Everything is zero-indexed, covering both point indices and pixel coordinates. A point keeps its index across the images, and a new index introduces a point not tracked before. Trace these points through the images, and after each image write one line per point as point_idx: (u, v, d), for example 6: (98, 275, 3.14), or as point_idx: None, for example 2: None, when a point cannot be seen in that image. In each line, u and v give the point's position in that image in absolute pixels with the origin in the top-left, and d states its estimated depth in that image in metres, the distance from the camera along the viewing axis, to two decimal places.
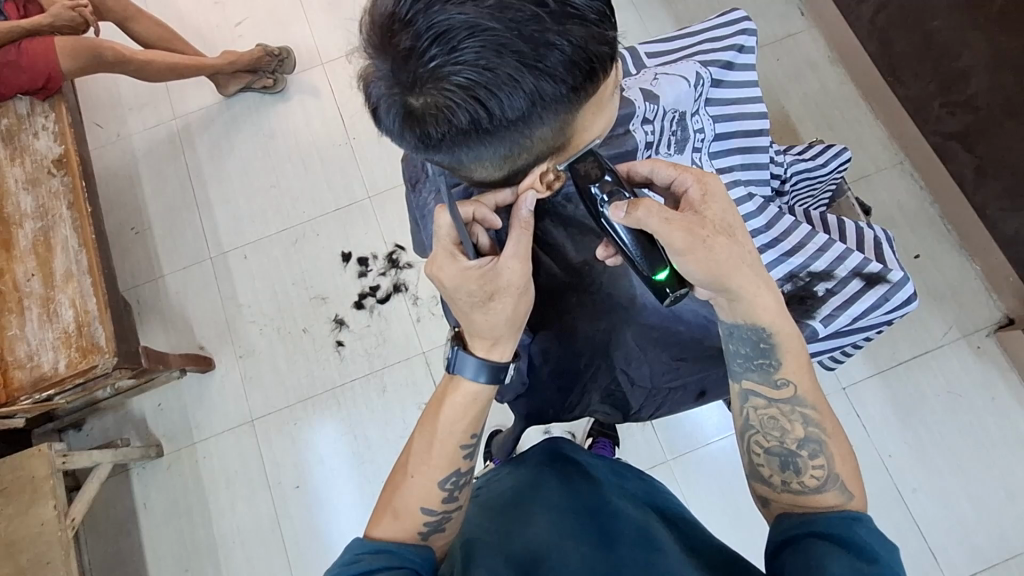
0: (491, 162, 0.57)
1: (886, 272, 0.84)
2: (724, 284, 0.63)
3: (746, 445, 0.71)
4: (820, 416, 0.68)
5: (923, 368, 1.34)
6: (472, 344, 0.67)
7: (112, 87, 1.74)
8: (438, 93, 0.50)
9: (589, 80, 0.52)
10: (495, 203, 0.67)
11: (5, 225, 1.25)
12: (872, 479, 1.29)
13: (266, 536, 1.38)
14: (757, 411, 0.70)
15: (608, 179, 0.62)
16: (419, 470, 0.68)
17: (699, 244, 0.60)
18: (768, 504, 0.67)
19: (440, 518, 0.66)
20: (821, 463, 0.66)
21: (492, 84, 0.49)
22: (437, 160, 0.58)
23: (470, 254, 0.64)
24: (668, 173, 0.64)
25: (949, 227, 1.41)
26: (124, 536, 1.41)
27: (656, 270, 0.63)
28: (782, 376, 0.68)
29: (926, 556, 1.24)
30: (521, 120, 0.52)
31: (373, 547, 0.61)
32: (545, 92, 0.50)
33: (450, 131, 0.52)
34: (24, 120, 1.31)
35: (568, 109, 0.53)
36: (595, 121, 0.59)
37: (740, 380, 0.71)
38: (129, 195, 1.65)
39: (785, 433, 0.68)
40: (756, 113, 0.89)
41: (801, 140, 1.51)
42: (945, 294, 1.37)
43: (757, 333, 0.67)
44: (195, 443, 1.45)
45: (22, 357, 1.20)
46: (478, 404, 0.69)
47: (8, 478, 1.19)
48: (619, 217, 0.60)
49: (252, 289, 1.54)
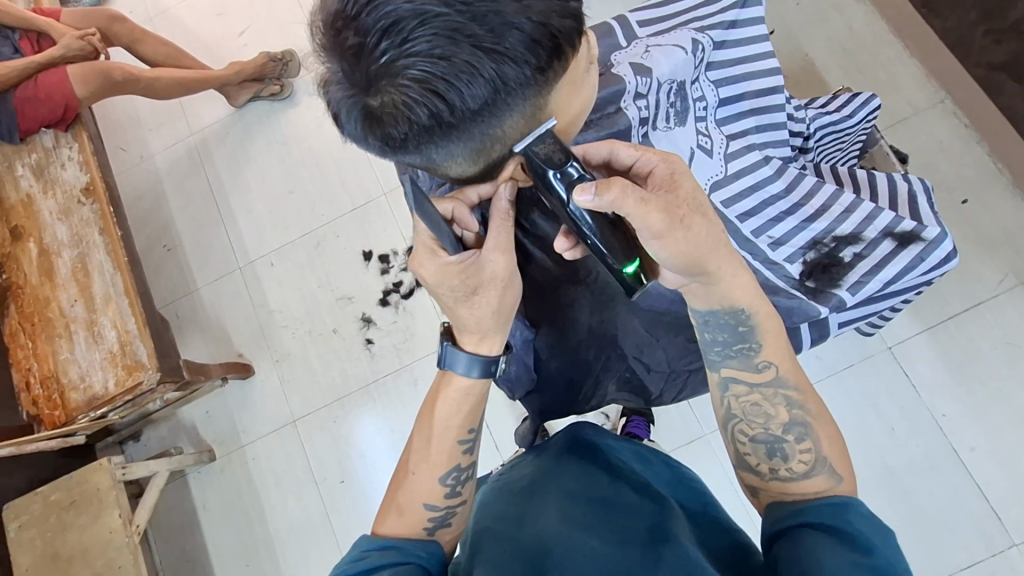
0: (463, 158, 0.55)
1: (920, 229, 0.79)
2: (702, 268, 0.61)
3: (731, 435, 0.69)
4: (804, 397, 0.66)
5: (976, 321, 1.25)
6: (462, 339, 0.68)
7: (132, 109, 1.79)
8: (394, 89, 0.48)
9: (556, 59, 0.49)
10: (476, 198, 0.64)
11: (45, 255, 1.31)
12: (924, 441, 1.22)
13: (318, 530, 1.42)
14: (739, 399, 0.68)
15: (573, 167, 0.54)
16: (420, 467, 0.72)
17: (677, 225, 0.56)
18: (758, 493, 0.65)
19: (444, 514, 0.70)
20: (809, 447, 0.64)
21: (449, 74, 0.47)
22: (408, 161, 0.56)
23: (450, 250, 0.63)
24: (631, 153, 0.60)
25: (1000, 166, 1.30)
26: (188, 537, 1.49)
27: (626, 263, 0.59)
28: (763, 359, 0.67)
29: (990, 518, 1.17)
30: (487, 109, 0.50)
31: (380, 544, 0.64)
32: (507, 76, 0.48)
33: (412, 129, 0.50)
34: (51, 153, 1.35)
35: (537, 92, 0.50)
36: (570, 101, 0.56)
37: (719, 368, 0.69)
38: (158, 213, 1.70)
39: (769, 418, 0.66)
40: (768, 69, 0.84)
41: (828, 88, 1.41)
42: (998, 239, 1.27)
43: (737, 317, 0.66)
44: (244, 446, 1.51)
45: (75, 379, 1.26)
46: (472, 399, 0.71)
47: (75, 492, 1.27)
48: (585, 202, 0.53)
49: (282, 294, 1.57)
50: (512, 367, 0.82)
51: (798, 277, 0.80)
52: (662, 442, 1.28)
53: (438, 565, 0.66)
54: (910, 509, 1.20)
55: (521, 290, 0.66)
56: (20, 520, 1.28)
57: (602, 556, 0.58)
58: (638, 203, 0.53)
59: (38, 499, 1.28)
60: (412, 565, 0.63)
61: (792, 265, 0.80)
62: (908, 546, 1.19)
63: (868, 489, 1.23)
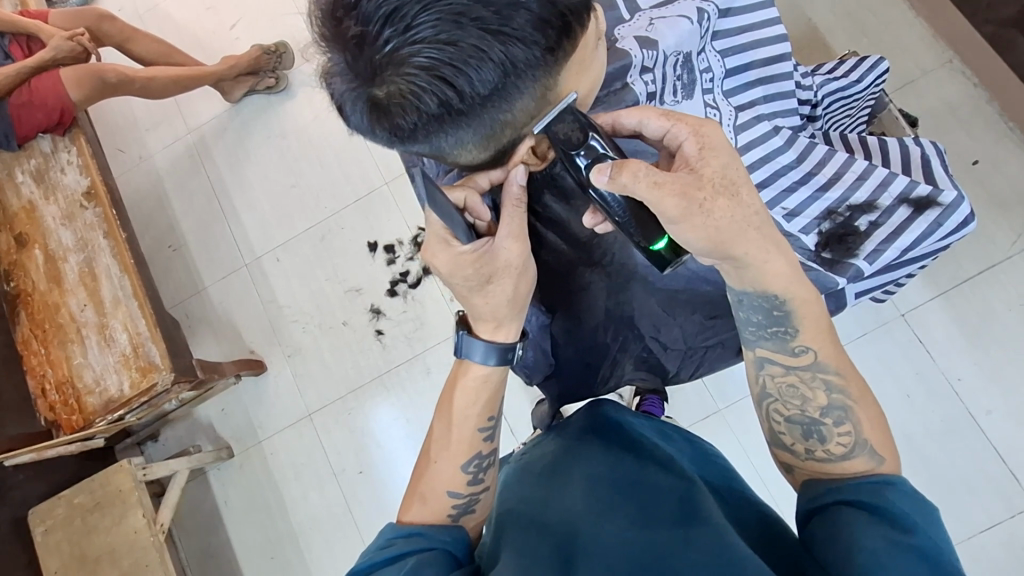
0: (473, 145, 0.54)
1: (937, 194, 0.78)
2: (727, 253, 0.60)
3: (765, 413, 0.70)
4: (845, 381, 0.65)
5: (991, 283, 1.24)
6: (477, 328, 0.68)
7: (128, 109, 1.78)
8: (400, 78, 0.47)
9: (565, 37, 0.48)
10: (488, 182, 0.63)
11: (51, 261, 1.31)
12: (942, 406, 1.22)
13: (340, 520, 1.44)
14: (774, 378, 0.69)
15: (595, 141, 0.55)
16: (441, 455, 0.72)
17: (695, 210, 0.56)
18: (793, 471, 0.66)
19: (467, 501, 0.70)
20: (847, 430, 0.63)
21: (456, 59, 0.46)
22: (418, 152, 0.55)
23: (464, 240, 0.62)
24: (660, 124, 0.59)
25: (1011, 124, 1.28)
26: (213, 532, 1.52)
27: (653, 240, 0.60)
28: (799, 343, 0.66)
29: (1010, 479, 1.17)
30: (496, 93, 0.48)
31: (405, 531, 0.65)
32: (516, 58, 0.47)
33: (421, 118, 0.49)
34: (50, 158, 1.34)
35: (547, 73, 0.49)
36: (581, 81, 0.55)
37: (754, 347, 0.69)
38: (161, 214, 1.69)
39: (805, 401, 0.66)
40: (774, 36, 0.82)
41: (833, 53, 1.38)
42: (1012, 199, 1.25)
43: (769, 301, 0.65)
44: (261, 441, 1.52)
45: (90, 383, 1.26)
46: (490, 386, 0.70)
47: (99, 494, 1.29)
48: (602, 182, 0.55)
49: (290, 289, 1.57)
50: (529, 352, 0.83)
51: (814, 249, 0.78)
52: (678, 418, 1.28)
53: (465, 550, 0.66)
54: (930, 474, 1.20)
55: (535, 276, 0.67)
56: (46, 523, 1.30)
57: (630, 537, 0.58)
58: (652, 186, 0.54)
59: (63, 502, 1.30)
60: (438, 551, 0.63)
61: (807, 236, 0.79)
62: None
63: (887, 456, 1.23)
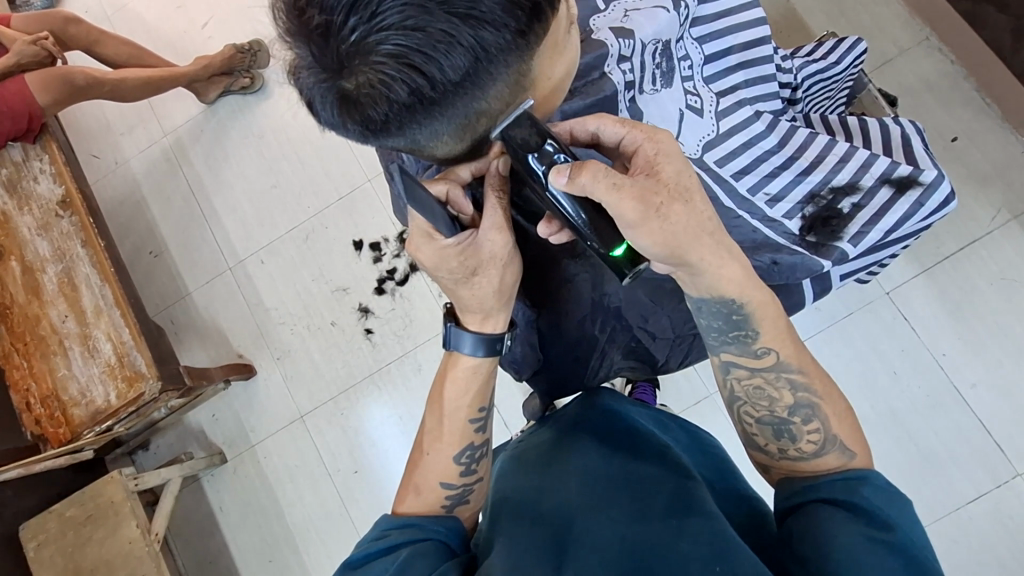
0: (449, 136, 0.53)
1: (917, 174, 0.79)
2: (682, 259, 0.60)
3: (737, 415, 0.71)
4: (808, 378, 0.66)
5: (972, 259, 1.25)
6: (465, 320, 0.68)
7: (101, 113, 1.74)
8: (368, 67, 0.46)
9: (536, 20, 0.47)
10: (463, 177, 0.61)
11: (28, 273, 1.28)
12: (927, 382, 1.24)
13: (337, 520, 1.44)
14: (741, 381, 0.69)
15: (550, 146, 0.53)
16: (434, 447, 0.72)
17: (652, 214, 0.55)
18: (769, 470, 0.67)
19: (461, 491, 0.70)
20: (816, 427, 0.64)
21: (424, 46, 0.45)
22: (393, 146, 0.54)
23: (447, 233, 0.61)
24: (616, 129, 0.58)
25: (988, 100, 1.29)
26: (210, 538, 1.51)
27: (612, 247, 0.57)
28: (761, 346, 0.67)
29: (994, 451, 1.20)
30: (468, 80, 0.47)
31: (399, 522, 0.65)
32: (487, 43, 0.46)
33: (392, 109, 0.48)
34: (22, 167, 1.31)
35: (520, 57, 0.48)
36: (555, 66, 0.54)
37: (718, 353, 0.69)
38: (140, 220, 1.66)
39: (773, 401, 0.67)
40: (751, 21, 0.83)
41: (812, 34, 1.37)
42: (991, 175, 1.27)
43: (727, 306, 0.65)
44: (254, 445, 1.51)
45: (76, 395, 1.24)
46: (480, 377, 0.70)
47: (91, 505, 1.28)
48: (562, 185, 0.53)
49: (276, 291, 1.55)
50: (518, 347, 0.82)
51: (799, 233, 0.78)
52: (670, 405, 1.29)
53: (459, 539, 0.66)
54: (916, 449, 1.22)
55: (520, 268, 0.66)
56: (38, 538, 1.29)
57: (624, 527, 0.58)
58: (611, 188, 0.53)
59: (54, 516, 1.29)
60: (432, 541, 0.63)
61: (792, 220, 0.78)
62: (916, 486, 1.21)
63: (875, 433, 1.24)
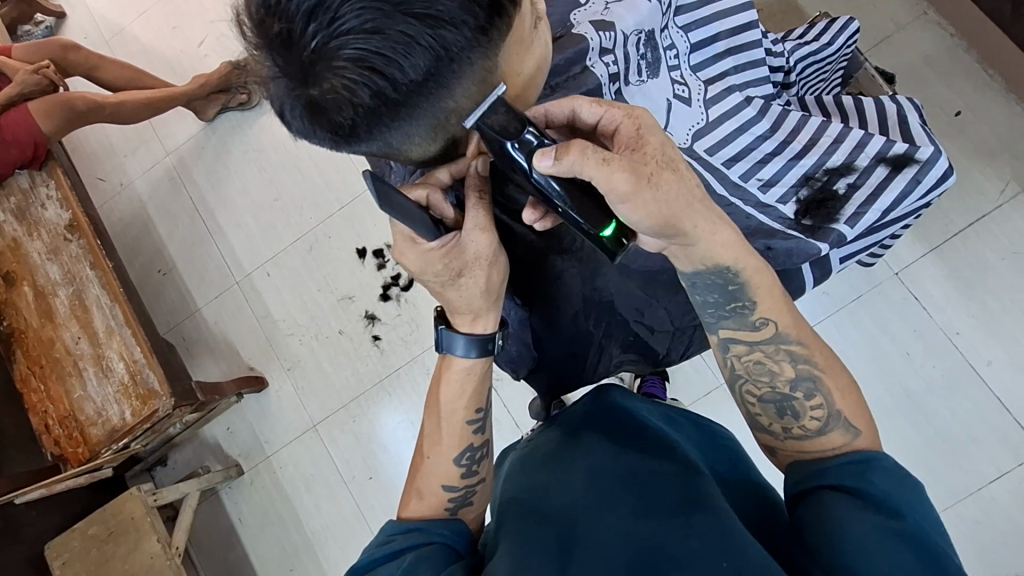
0: (422, 137, 0.53)
1: (913, 151, 0.78)
2: (676, 228, 0.60)
3: (739, 395, 0.70)
4: (809, 350, 0.66)
5: (983, 234, 1.23)
6: (456, 322, 0.68)
7: (105, 137, 1.77)
8: (332, 73, 0.46)
9: (496, 17, 0.47)
10: (443, 181, 0.61)
11: (41, 297, 1.31)
12: (942, 362, 1.22)
13: (355, 528, 1.44)
14: (741, 357, 0.68)
15: (529, 133, 0.52)
16: (434, 451, 0.72)
17: (644, 184, 0.55)
18: (776, 453, 0.66)
19: (464, 493, 0.71)
20: (819, 403, 0.64)
21: (385, 48, 0.45)
22: (366, 150, 0.54)
23: (429, 236, 0.61)
24: (593, 110, 0.58)
25: (990, 72, 1.26)
26: (231, 549, 1.52)
27: (601, 227, 0.57)
28: (759, 317, 0.67)
29: (1015, 429, 1.17)
30: (432, 79, 0.48)
31: (404, 527, 0.65)
32: (447, 42, 0.46)
33: (360, 113, 0.48)
34: (29, 194, 1.34)
35: (483, 54, 0.48)
36: (523, 62, 0.54)
37: (717, 329, 0.69)
38: (147, 239, 1.69)
39: (774, 376, 0.67)
40: (737, 6, 0.82)
41: (806, 16, 1.35)
42: (997, 148, 1.24)
43: (723, 275, 0.65)
44: (269, 456, 1.53)
45: (92, 415, 1.26)
46: (474, 378, 0.71)
47: (112, 522, 1.30)
48: (546, 167, 0.52)
49: (283, 303, 1.57)
50: (513, 346, 0.82)
51: (794, 217, 0.77)
52: (680, 397, 1.28)
53: (465, 541, 0.66)
54: (934, 430, 1.20)
55: (507, 265, 0.66)
56: (63, 557, 1.31)
57: (632, 529, 0.58)
58: (600, 163, 0.53)
59: (78, 534, 1.32)
60: (436, 545, 0.63)
61: (786, 205, 0.78)
62: (934, 468, 1.19)
63: (891, 416, 1.22)
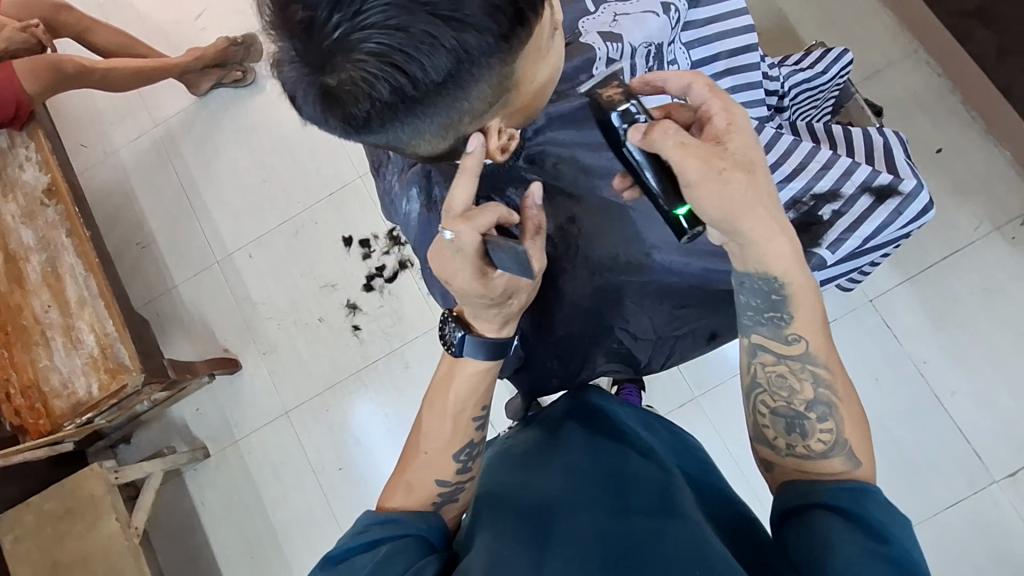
0: (432, 135, 0.53)
1: (897, 183, 0.81)
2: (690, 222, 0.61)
3: (752, 403, 0.71)
4: (832, 376, 0.67)
5: (955, 269, 1.28)
6: (477, 326, 0.69)
7: (91, 102, 1.72)
8: (351, 65, 0.46)
9: (519, 25, 0.47)
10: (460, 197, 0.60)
11: (12, 262, 1.27)
12: (909, 390, 1.26)
13: (320, 518, 1.43)
14: (766, 367, 0.70)
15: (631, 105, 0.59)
16: (417, 447, 0.72)
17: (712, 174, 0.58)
18: (772, 468, 0.68)
19: (453, 488, 0.70)
20: (829, 427, 0.65)
21: (407, 46, 0.45)
22: (375, 142, 0.54)
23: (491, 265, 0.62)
24: (702, 92, 0.63)
25: (973, 114, 1.31)
26: (191, 534, 1.49)
27: (675, 205, 0.61)
28: (793, 332, 0.68)
29: (971, 458, 1.22)
30: (450, 81, 0.48)
31: (380, 518, 0.64)
32: (469, 46, 0.46)
33: (375, 107, 0.49)
34: (7, 154, 1.30)
35: (502, 60, 0.49)
36: (539, 68, 0.54)
37: (750, 334, 0.70)
38: (128, 211, 1.65)
39: (793, 392, 0.68)
40: (740, 28, 0.83)
41: (803, 44, 1.39)
42: (973, 187, 1.29)
43: (769, 284, 0.66)
44: (237, 440, 1.50)
45: (57, 386, 1.22)
46: (485, 378, 0.71)
47: (69, 499, 1.27)
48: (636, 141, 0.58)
49: (264, 287, 1.54)
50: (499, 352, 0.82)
51: None
52: (655, 407, 1.30)
53: (441, 536, 0.66)
54: (896, 455, 1.24)
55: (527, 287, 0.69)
56: (15, 531, 1.27)
57: (604, 528, 0.59)
58: (678, 146, 0.57)
59: (31, 509, 1.27)
60: (412, 537, 0.62)
61: None
62: (894, 491, 1.23)
63: None
